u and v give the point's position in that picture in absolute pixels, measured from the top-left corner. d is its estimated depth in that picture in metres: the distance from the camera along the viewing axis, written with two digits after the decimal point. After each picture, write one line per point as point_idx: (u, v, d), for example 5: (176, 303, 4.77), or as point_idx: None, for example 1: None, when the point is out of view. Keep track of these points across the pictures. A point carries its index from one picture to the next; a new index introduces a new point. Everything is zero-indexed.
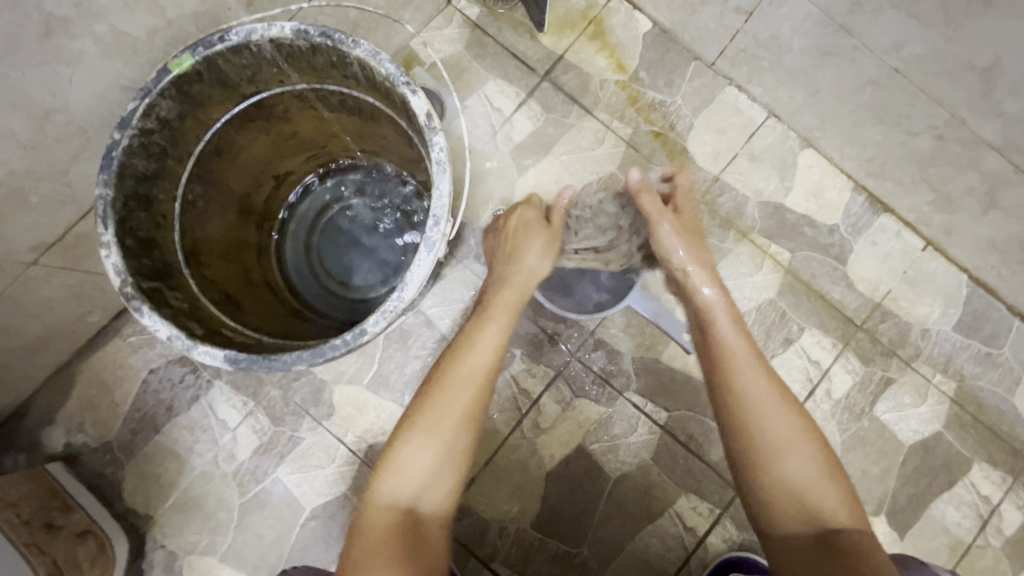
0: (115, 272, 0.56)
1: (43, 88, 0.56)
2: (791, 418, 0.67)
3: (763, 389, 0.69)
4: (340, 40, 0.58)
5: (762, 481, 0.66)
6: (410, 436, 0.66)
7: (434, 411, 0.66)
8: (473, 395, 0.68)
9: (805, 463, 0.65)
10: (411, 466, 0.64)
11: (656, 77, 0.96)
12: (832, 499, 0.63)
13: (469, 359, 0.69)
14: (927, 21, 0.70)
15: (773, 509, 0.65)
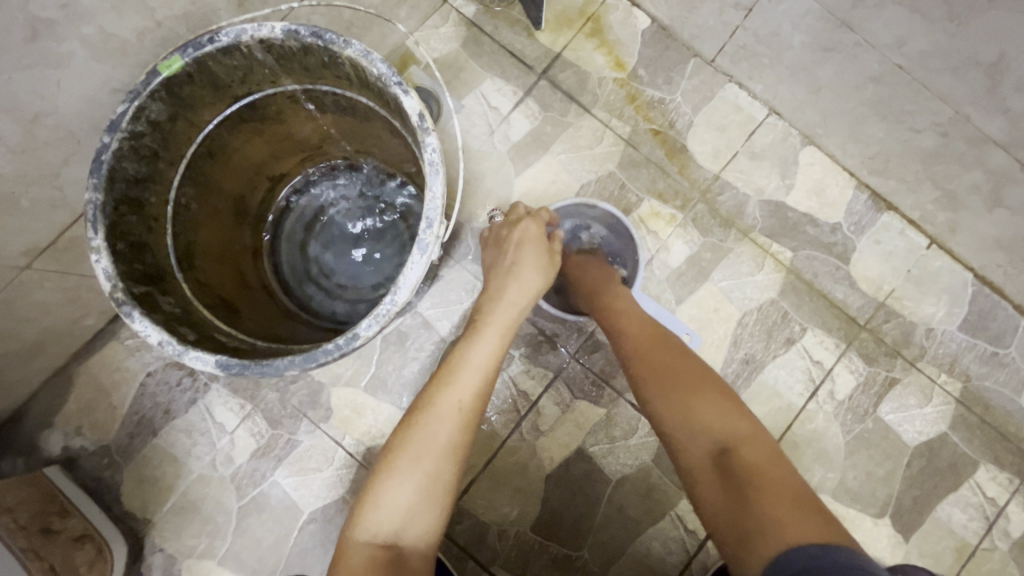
0: (105, 277, 0.55)
1: (32, 91, 0.55)
2: (684, 363, 0.67)
3: (654, 341, 0.70)
4: (330, 40, 0.57)
5: (664, 433, 0.64)
6: (391, 470, 0.61)
7: (421, 440, 0.62)
8: (459, 427, 0.63)
9: (688, 400, 0.63)
10: (392, 501, 0.60)
11: (655, 74, 0.95)
12: (730, 422, 0.61)
13: (457, 389, 0.64)
14: (931, 18, 0.71)
15: (681, 456, 0.61)
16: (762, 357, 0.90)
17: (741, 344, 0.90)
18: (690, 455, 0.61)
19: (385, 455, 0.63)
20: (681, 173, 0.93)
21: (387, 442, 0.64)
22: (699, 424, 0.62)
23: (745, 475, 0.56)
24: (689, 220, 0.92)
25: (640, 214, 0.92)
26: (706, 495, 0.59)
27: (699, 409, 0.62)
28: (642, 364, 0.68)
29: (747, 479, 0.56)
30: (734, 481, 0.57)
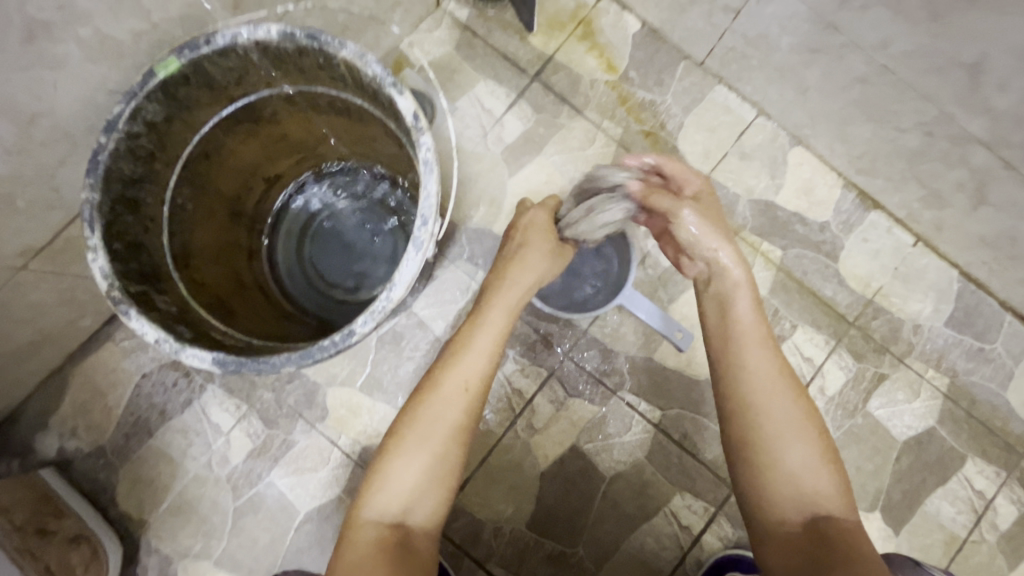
0: (103, 276, 0.56)
1: (28, 92, 0.55)
2: (801, 410, 0.66)
3: (778, 377, 0.67)
4: (326, 42, 0.58)
5: (764, 473, 0.64)
6: (396, 450, 0.64)
7: (421, 424, 0.64)
8: (462, 406, 0.65)
9: (804, 455, 0.64)
10: (399, 480, 0.63)
11: (646, 77, 0.96)
12: (829, 492, 0.63)
13: (462, 370, 0.66)
14: (912, 19, 0.69)
15: (771, 504, 0.64)
16: None
17: None
18: (784, 507, 0.63)
19: (390, 435, 0.65)
20: None
21: (392, 423, 0.66)
22: (801, 485, 0.63)
23: (838, 543, 0.59)
24: None
25: None
26: (784, 539, 0.62)
27: (811, 469, 0.63)
28: (751, 397, 0.66)
29: (839, 548, 0.59)
30: (823, 545, 0.60)
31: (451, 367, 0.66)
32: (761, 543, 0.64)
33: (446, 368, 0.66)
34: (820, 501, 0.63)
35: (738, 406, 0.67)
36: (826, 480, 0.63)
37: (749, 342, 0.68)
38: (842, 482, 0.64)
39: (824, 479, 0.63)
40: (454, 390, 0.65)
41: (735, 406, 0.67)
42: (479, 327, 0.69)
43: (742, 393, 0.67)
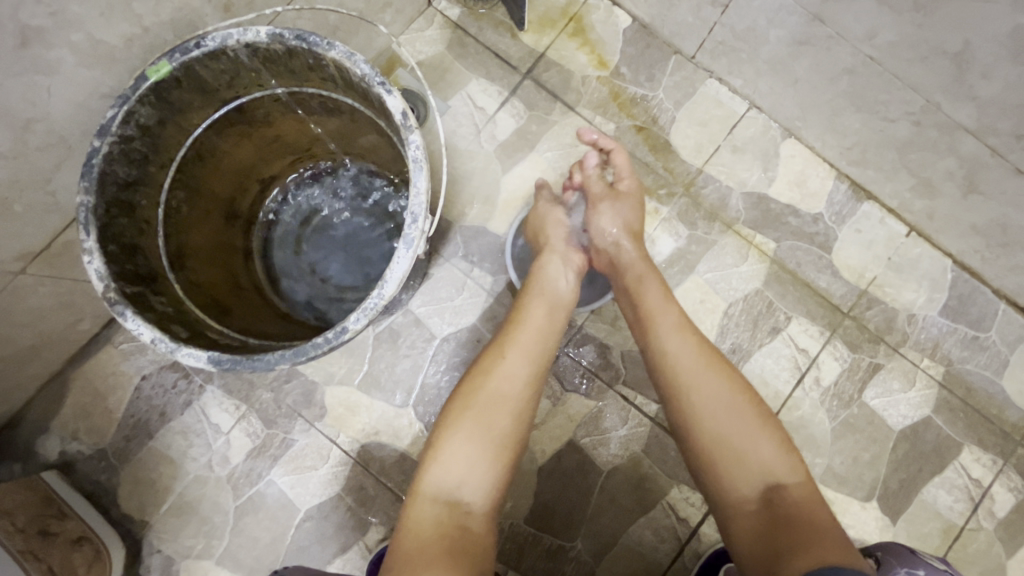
0: (99, 278, 0.56)
1: (22, 98, 0.56)
2: (729, 386, 0.67)
3: (705, 356, 0.69)
4: (315, 42, 0.59)
5: (710, 456, 0.64)
6: (456, 425, 0.65)
7: (480, 405, 0.66)
8: (525, 385, 0.68)
9: (744, 430, 0.64)
10: (461, 453, 0.63)
11: (638, 72, 0.97)
12: (779, 461, 0.63)
13: (516, 352, 0.69)
14: (898, 9, 0.69)
15: (724, 482, 0.64)
16: (748, 346, 0.92)
17: (728, 333, 0.92)
18: (738, 485, 0.63)
19: (447, 415, 0.67)
20: (666, 168, 0.95)
21: (447, 405, 0.68)
22: (751, 458, 0.63)
23: (793, 515, 0.59)
24: (674, 213, 0.94)
25: None
26: (744, 523, 0.61)
27: (754, 444, 0.64)
28: (683, 377, 0.67)
29: (795, 518, 0.58)
30: (777, 519, 0.59)
31: (506, 346, 0.70)
32: (727, 531, 0.63)
33: (506, 347, 0.70)
34: (772, 473, 0.62)
35: (672, 390, 0.68)
36: (770, 450, 0.64)
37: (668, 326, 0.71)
38: (787, 452, 0.64)
39: (768, 449, 0.64)
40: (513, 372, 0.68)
41: (671, 390, 0.68)
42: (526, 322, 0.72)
43: (677, 377, 0.68)
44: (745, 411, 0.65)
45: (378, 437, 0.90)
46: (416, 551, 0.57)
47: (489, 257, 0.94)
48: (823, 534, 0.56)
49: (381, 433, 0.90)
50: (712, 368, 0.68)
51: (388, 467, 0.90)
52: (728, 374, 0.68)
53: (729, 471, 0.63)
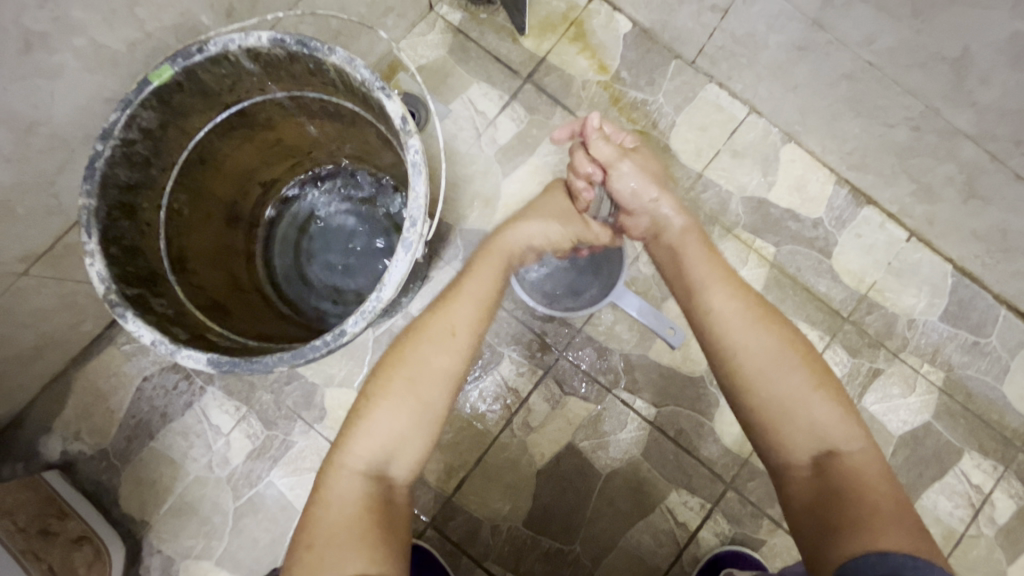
0: (100, 280, 0.57)
1: (26, 102, 0.56)
2: (783, 345, 0.63)
3: (760, 316, 0.66)
4: (316, 48, 0.59)
5: (763, 417, 0.61)
6: (384, 394, 0.62)
7: (408, 375, 0.62)
8: (459, 357, 0.65)
9: (800, 389, 0.61)
10: (386, 425, 0.61)
11: (638, 77, 0.97)
12: (838, 424, 0.59)
13: (452, 320, 0.66)
14: (896, 15, 0.69)
15: (781, 442, 0.60)
16: None
17: None
18: (790, 447, 0.60)
19: (375, 382, 0.63)
20: (665, 173, 0.95)
21: (375, 372, 0.64)
22: (808, 418, 0.59)
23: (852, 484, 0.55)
24: None
25: None
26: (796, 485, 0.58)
27: (812, 405, 0.60)
28: (736, 333, 0.64)
29: (853, 482, 0.55)
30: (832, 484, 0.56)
31: (441, 315, 0.66)
32: (782, 494, 0.60)
33: (435, 315, 0.66)
34: (829, 435, 0.59)
35: (719, 350, 0.65)
36: (833, 411, 0.60)
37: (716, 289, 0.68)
38: (850, 418, 0.60)
39: (828, 410, 0.60)
40: (444, 339, 0.64)
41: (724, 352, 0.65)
42: (464, 292, 0.68)
43: (730, 334, 0.65)
44: (805, 372, 0.62)
45: None
46: (336, 523, 0.55)
47: None
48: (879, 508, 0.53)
49: None
50: (765, 326, 0.65)
51: None
52: (784, 334, 0.64)
53: (785, 432, 0.60)
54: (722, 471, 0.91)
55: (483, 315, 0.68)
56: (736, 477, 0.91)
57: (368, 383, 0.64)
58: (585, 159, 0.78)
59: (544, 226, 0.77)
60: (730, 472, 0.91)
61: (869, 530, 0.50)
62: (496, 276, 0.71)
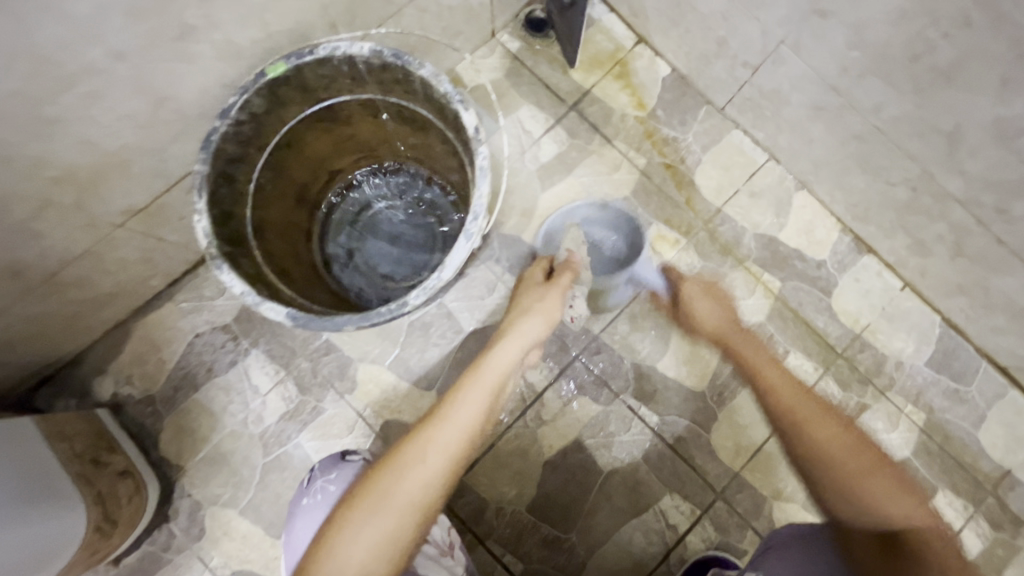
0: (204, 235, 0.65)
1: (166, 79, 0.64)
2: (855, 437, 0.65)
3: (830, 410, 0.68)
4: (408, 61, 0.69)
5: (844, 497, 0.64)
6: (357, 519, 0.61)
7: (382, 500, 0.62)
8: (434, 485, 0.64)
9: (874, 481, 0.63)
10: (352, 549, 0.60)
11: (671, 116, 1.08)
12: (908, 510, 0.63)
13: (437, 442, 0.65)
14: (900, 89, 0.77)
15: (859, 520, 0.64)
16: None
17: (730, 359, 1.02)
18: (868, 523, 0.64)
19: (350, 502, 0.63)
20: (688, 204, 1.06)
21: (354, 488, 0.64)
22: (883, 510, 0.63)
23: (920, 558, 0.61)
24: (690, 246, 1.05)
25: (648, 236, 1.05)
26: (869, 566, 0.63)
27: (876, 486, 0.63)
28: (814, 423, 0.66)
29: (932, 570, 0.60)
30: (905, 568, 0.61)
31: (429, 436, 0.65)
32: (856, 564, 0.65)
33: (417, 438, 0.65)
34: (897, 514, 0.63)
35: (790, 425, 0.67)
36: (901, 496, 0.63)
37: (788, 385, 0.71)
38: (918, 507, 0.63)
39: (901, 501, 0.63)
40: (424, 467, 0.64)
41: (811, 441, 0.65)
42: (448, 415, 0.66)
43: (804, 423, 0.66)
44: (875, 455, 0.65)
45: (401, 414, 0.99)
46: None
47: (519, 263, 1.03)
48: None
49: (403, 412, 0.99)
50: (823, 405, 0.68)
51: None
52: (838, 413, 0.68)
53: (862, 512, 0.64)
54: (713, 481, 0.99)
55: (467, 442, 0.66)
56: (726, 488, 0.99)
57: (345, 498, 0.64)
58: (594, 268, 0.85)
59: (526, 344, 0.73)
60: (721, 483, 0.99)
61: None
62: (482, 404, 0.68)
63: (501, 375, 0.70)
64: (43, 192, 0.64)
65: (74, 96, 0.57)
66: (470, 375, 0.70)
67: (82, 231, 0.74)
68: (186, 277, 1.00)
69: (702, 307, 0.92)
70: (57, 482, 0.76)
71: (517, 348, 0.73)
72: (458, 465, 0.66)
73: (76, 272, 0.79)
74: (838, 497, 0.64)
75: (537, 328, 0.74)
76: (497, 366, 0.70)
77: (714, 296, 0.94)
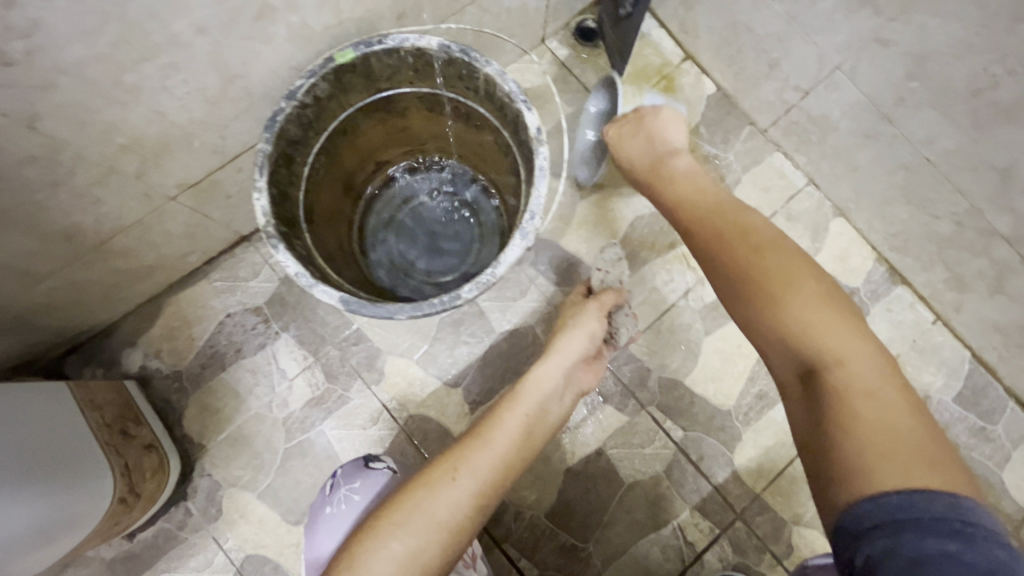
0: (263, 213, 0.66)
1: (239, 58, 0.65)
2: (765, 263, 0.59)
3: (751, 238, 0.62)
4: (475, 58, 0.70)
5: (760, 327, 0.57)
6: (380, 534, 0.59)
7: (408, 515, 0.60)
8: (467, 505, 0.63)
9: (801, 307, 0.55)
10: (371, 567, 0.57)
11: (714, 134, 1.04)
12: (869, 366, 0.52)
13: (475, 464, 0.64)
14: (960, 124, 0.84)
15: (782, 352, 0.56)
16: (774, 394, 1.01)
17: (757, 380, 1.02)
18: (785, 355, 0.55)
19: (375, 521, 0.61)
20: None
21: (380, 508, 0.63)
22: (795, 330, 0.54)
23: (831, 394, 0.51)
24: None
25: (684, 251, 1.05)
26: (795, 410, 0.55)
27: (793, 311, 0.55)
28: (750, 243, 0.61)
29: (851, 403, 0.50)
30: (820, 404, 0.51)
31: (465, 456, 0.65)
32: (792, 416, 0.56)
33: (453, 458, 0.65)
34: (813, 342, 0.53)
35: (709, 259, 0.63)
36: (845, 338, 0.53)
37: (729, 215, 0.66)
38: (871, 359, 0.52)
39: (841, 339, 0.53)
40: (459, 486, 0.63)
41: (744, 265, 0.60)
42: (485, 440, 0.66)
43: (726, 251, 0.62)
44: (805, 285, 0.57)
45: (426, 409, 0.99)
46: None
47: (554, 268, 1.03)
48: (853, 415, 0.49)
49: (429, 408, 0.99)
50: (749, 233, 0.63)
51: (430, 439, 0.98)
52: (766, 237, 0.62)
53: (778, 346, 0.56)
54: (734, 501, 0.98)
55: (502, 465, 0.66)
56: (746, 509, 0.98)
57: (369, 518, 0.62)
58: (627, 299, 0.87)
59: (567, 369, 0.75)
60: (741, 503, 0.98)
61: (860, 460, 0.47)
62: (518, 429, 0.68)
63: (541, 400, 0.71)
64: (109, 158, 0.65)
65: (154, 67, 0.58)
66: (509, 405, 0.70)
67: (137, 201, 0.75)
68: (223, 256, 1.00)
69: (631, 148, 0.79)
70: (84, 451, 0.76)
71: (556, 371, 0.74)
72: (489, 489, 0.64)
73: (124, 241, 0.80)
74: (762, 333, 0.57)
75: (579, 345, 0.76)
76: (536, 395, 0.72)
77: (639, 128, 0.80)
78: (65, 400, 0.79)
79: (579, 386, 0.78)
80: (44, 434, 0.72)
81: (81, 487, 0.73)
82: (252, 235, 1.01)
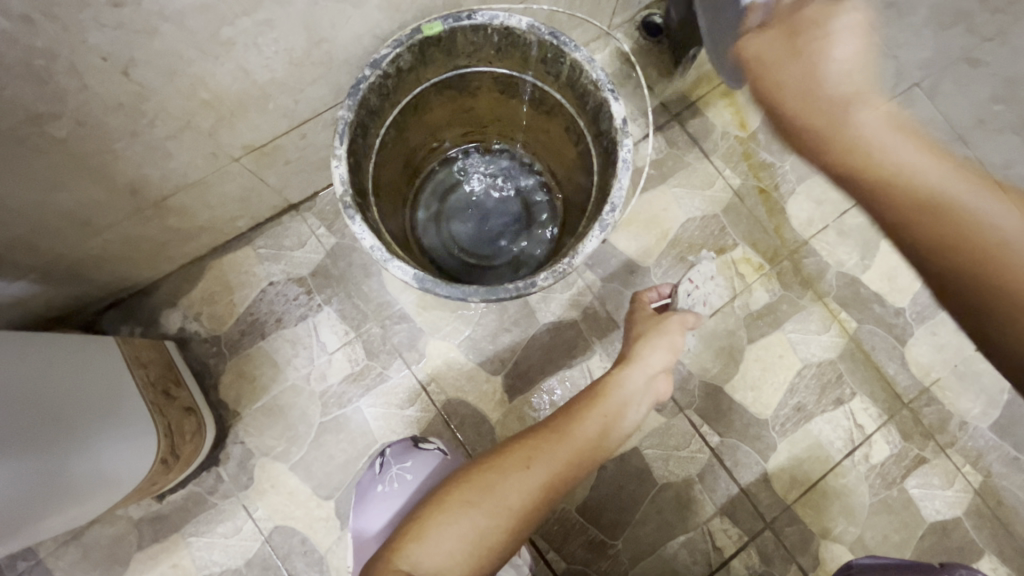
0: (341, 181, 0.65)
1: (330, 21, 0.63)
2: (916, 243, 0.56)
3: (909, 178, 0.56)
4: (564, 42, 0.68)
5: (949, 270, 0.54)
6: (448, 509, 0.60)
7: (476, 492, 0.61)
8: (533, 497, 0.62)
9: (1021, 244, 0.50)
10: (440, 540, 0.58)
11: (771, 141, 1.05)
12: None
13: (549, 454, 0.64)
14: None
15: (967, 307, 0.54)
16: (812, 408, 1.01)
17: (797, 392, 1.01)
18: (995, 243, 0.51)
19: (443, 494, 0.62)
20: (776, 231, 1.04)
21: (447, 483, 0.64)
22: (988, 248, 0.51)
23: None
24: (774, 273, 1.03)
25: (733, 257, 1.03)
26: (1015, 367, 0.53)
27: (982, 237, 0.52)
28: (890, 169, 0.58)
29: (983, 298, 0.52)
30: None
31: (536, 447, 0.64)
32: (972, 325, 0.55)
33: (527, 446, 0.65)
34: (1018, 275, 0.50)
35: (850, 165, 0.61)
36: None
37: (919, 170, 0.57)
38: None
39: None
40: (531, 475, 0.62)
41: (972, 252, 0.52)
42: (560, 435, 0.65)
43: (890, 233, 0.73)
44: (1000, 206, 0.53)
45: (464, 395, 0.98)
46: None
47: (601, 262, 1.02)
48: None
49: (466, 393, 0.98)
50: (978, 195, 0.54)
51: (467, 424, 0.97)
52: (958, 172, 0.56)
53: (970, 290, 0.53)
54: (765, 510, 0.98)
55: (575, 461, 0.65)
56: (775, 519, 0.98)
57: (436, 490, 0.64)
58: (692, 318, 0.81)
59: (648, 378, 0.74)
60: (772, 513, 0.98)
61: None
62: (595, 430, 0.67)
63: (619, 405, 0.70)
64: (189, 112, 0.64)
65: (251, 22, 0.56)
66: (585, 404, 0.70)
67: (204, 159, 0.73)
68: (269, 224, 0.98)
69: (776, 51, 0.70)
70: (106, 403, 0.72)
71: (638, 380, 0.73)
72: (561, 483, 0.64)
73: (181, 199, 0.78)
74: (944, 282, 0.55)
75: (662, 358, 0.75)
76: (616, 399, 0.71)
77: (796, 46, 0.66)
78: (97, 357, 0.76)
79: (653, 393, 0.75)
80: (57, 374, 0.68)
81: (99, 445, 0.69)
82: (300, 205, 0.99)
